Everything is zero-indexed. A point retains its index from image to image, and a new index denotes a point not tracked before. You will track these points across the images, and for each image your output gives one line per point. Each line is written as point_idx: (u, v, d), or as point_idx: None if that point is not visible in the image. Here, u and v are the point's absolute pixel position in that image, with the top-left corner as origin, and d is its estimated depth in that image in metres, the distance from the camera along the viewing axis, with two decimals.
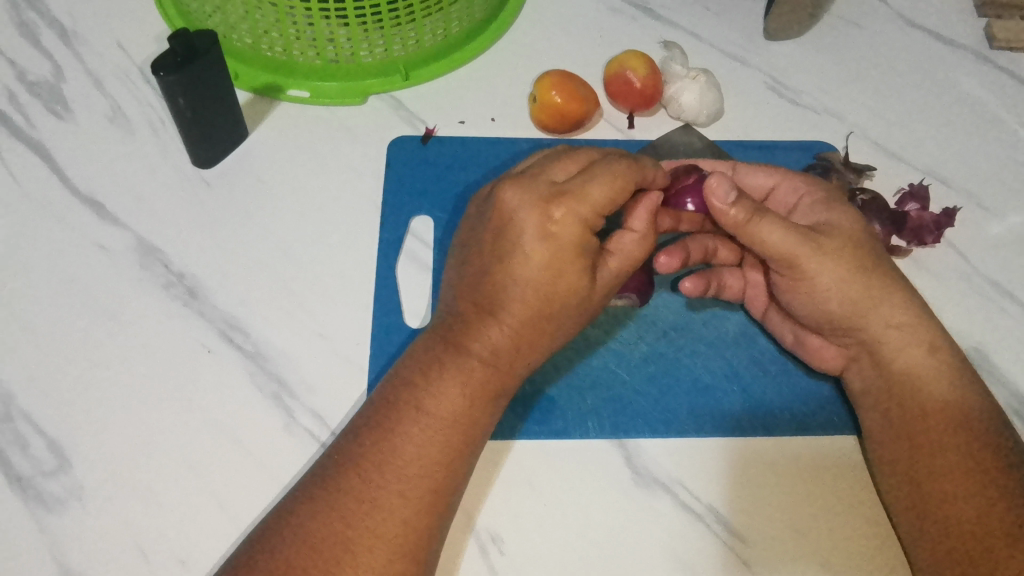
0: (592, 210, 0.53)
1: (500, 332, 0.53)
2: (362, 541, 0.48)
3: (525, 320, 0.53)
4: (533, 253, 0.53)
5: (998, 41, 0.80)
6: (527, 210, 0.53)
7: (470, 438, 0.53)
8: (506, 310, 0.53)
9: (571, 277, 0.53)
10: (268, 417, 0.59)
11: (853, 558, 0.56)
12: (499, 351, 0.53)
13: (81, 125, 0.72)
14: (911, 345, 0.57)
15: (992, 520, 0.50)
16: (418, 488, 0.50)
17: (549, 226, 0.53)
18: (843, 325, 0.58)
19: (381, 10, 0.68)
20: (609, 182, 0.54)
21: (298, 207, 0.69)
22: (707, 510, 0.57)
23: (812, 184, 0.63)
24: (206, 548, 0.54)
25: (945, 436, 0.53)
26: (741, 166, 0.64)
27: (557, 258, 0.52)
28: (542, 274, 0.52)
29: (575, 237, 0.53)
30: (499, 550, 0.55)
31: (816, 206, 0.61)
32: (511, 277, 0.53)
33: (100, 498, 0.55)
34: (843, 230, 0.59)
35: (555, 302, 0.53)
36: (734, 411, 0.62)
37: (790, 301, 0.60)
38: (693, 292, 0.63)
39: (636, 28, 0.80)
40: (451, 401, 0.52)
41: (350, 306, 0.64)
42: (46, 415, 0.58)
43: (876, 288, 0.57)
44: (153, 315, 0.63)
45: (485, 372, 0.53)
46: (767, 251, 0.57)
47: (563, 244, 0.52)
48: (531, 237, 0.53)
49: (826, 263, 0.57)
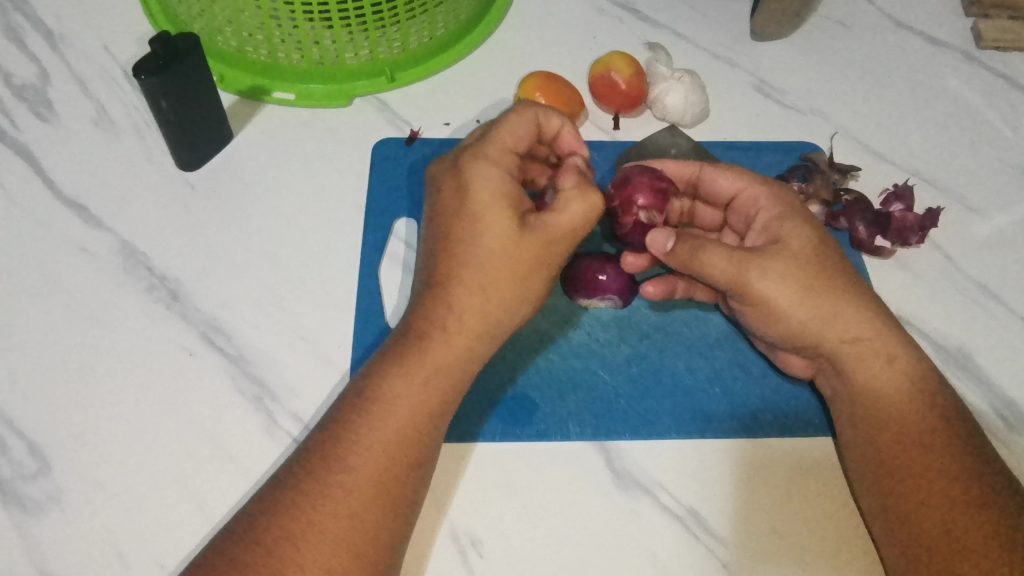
0: (495, 150, 0.58)
1: (439, 296, 0.56)
2: (303, 534, 0.48)
3: (468, 271, 0.55)
4: (451, 203, 0.57)
5: (986, 41, 0.79)
6: (444, 171, 0.59)
7: (428, 432, 0.53)
8: (450, 275, 0.56)
9: (492, 217, 0.55)
10: (246, 421, 0.59)
11: (836, 562, 0.55)
12: (441, 318, 0.55)
13: (66, 128, 0.72)
14: (869, 360, 0.56)
15: (968, 525, 0.49)
16: (360, 479, 0.50)
17: (461, 175, 0.57)
18: (802, 342, 0.58)
19: (365, 12, 0.68)
20: (510, 126, 0.58)
21: (281, 209, 0.69)
22: (687, 513, 0.57)
23: (774, 193, 0.61)
24: (184, 549, 0.55)
25: (924, 440, 0.53)
26: (708, 168, 0.62)
27: (472, 202, 0.56)
28: (466, 223, 0.56)
29: (483, 177, 0.56)
30: (478, 553, 0.55)
31: (774, 219, 0.60)
32: (444, 237, 0.57)
33: (79, 500, 0.56)
34: (792, 248, 0.57)
35: (480, 243, 0.55)
36: (717, 413, 0.61)
37: (746, 320, 0.60)
38: (656, 296, 0.62)
39: (622, 28, 0.80)
40: (406, 393, 0.53)
41: (331, 309, 0.64)
42: (28, 418, 0.59)
43: (832, 306, 0.57)
44: (135, 318, 0.63)
45: (437, 348, 0.54)
46: (713, 277, 0.57)
47: (473, 184, 0.56)
48: (449, 190, 0.58)
49: (774, 284, 0.56)
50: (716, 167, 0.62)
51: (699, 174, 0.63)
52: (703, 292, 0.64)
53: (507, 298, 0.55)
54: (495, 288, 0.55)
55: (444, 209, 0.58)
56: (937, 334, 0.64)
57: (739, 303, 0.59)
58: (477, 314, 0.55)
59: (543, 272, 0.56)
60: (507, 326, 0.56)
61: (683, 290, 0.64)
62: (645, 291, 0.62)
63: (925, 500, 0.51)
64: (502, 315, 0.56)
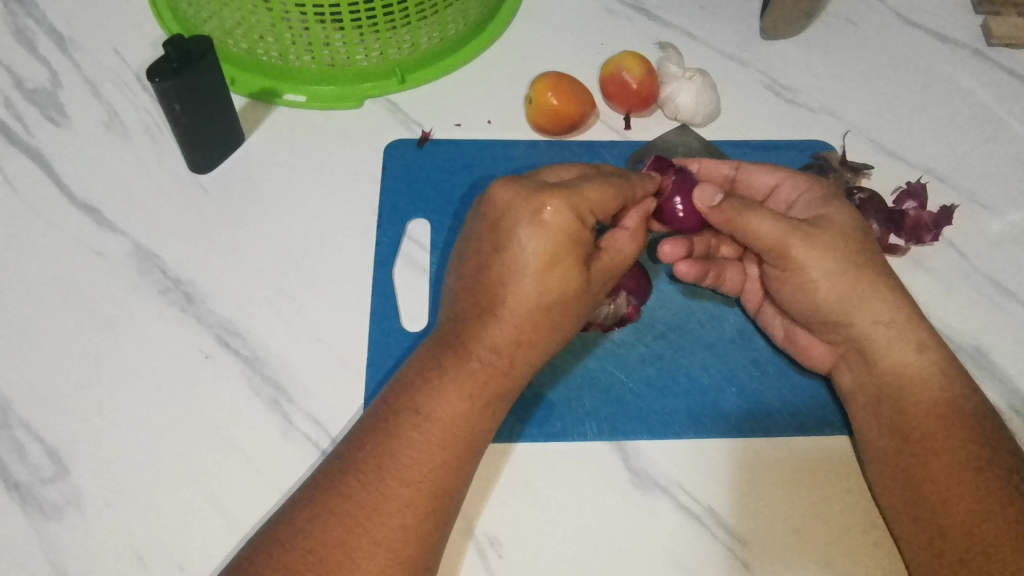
0: (586, 200, 0.54)
1: (500, 330, 0.54)
2: (355, 541, 0.49)
3: (524, 316, 0.54)
4: (531, 241, 0.53)
5: (995, 38, 0.79)
6: (522, 204, 0.53)
7: (472, 441, 0.53)
8: (504, 311, 0.54)
9: (566, 271, 0.53)
10: (263, 424, 0.59)
11: (854, 560, 0.55)
12: (502, 352, 0.54)
13: (78, 132, 0.72)
14: (898, 344, 0.56)
15: (987, 521, 0.49)
16: (400, 485, 0.51)
17: (543, 214, 0.53)
18: (829, 319, 0.58)
19: (376, 13, 0.68)
20: (602, 185, 0.55)
21: (295, 212, 0.69)
22: (706, 512, 0.57)
23: (814, 182, 0.63)
24: (205, 552, 0.55)
25: (945, 438, 0.53)
26: (744, 165, 0.65)
27: (548, 249, 0.53)
28: (526, 261, 0.53)
29: (567, 227, 0.53)
30: (498, 553, 0.55)
31: (817, 200, 0.61)
32: (514, 276, 0.53)
33: (97, 504, 0.56)
34: (838, 224, 0.59)
35: (542, 289, 0.53)
36: (733, 411, 0.61)
37: (782, 294, 0.60)
38: (689, 276, 0.62)
39: (631, 28, 0.80)
40: (452, 407, 0.53)
41: (346, 311, 0.64)
42: (45, 423, 0.59)
43: (866, 284, 0.57)
44: (151, 320, 0.63)
45: (495, 376, 0.54)
46: (758, 241, 0.58)
47: (561, 240, 0.53)
48: (526, 221, 0.53)
49: (817, 254, 0.57)
50: (753, 164, 0.64)
51: (737, 171, 0.65)
52: (733, 279, 0.64)
53: (555, 340, 0.56)
54: (543, 337, 0.55)
55: (513, 240, 0.53)
56: (951, 331, 0.64)
57: (775, 270, 0.59)
58: (529, 353, 0.55)
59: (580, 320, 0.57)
60: (550, 348, 0.56)
61: (715, 277, 0.64)
62: (678, 271, 0.61)
63: (944, 500, 0.51)
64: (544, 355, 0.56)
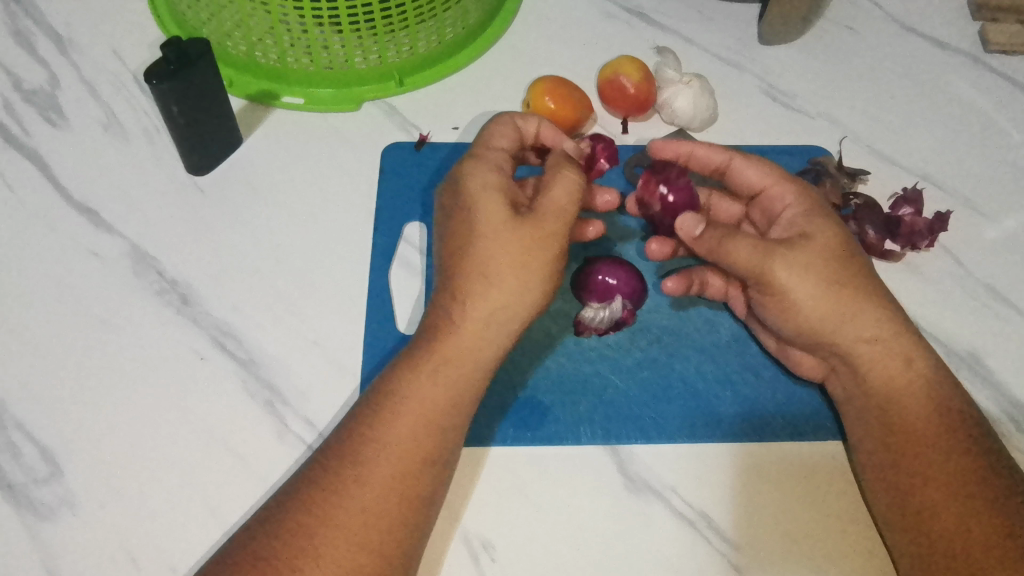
0: (485, 151, 0.59)
1: (448, 297, 0.55)
2: (352, 547, 0.49)
3: (470, 265, 0.54)
4: (453, 203, 0.57)
5: (993, 45, 0.79)
6: (445, 184, 0.60)
7: (445, 428, 0.53)
8: (460, 277, 0.55)
9: (487, 204, 0.55)
10: (257, 424, 0.59)
11: (847, 564, 0.55)
12: (459, 316, 0.54)
13: (76, 133, 0.72)
14: (887, 360, 0.56)
15: (977, 530, 0.49)
16: (394, 486, 0.51)
17: (454, 179, 0.58)
18: (815, 339, 0.57)
19: (374, 16, 0.68)
20: (492, 130, 0.60)
21: (292, 213, 0.69)
22: (700, 517, 0.57)
23: (800, 191, 0.61)
24: (199, 555, 0.55)
25: (939, 445, 0.53)
26: (737, 159, 0.63)
27: (465, 195, 0.56)
28: (459, 220, 0.56)
29: (473, 171, 0.57)
30: (491, 557, 0.55)
31: (800, 215, 0.60)
32: (455, 243, 0.56)
33: (90, 505, 0.56)
34: (819, 244, 0.57)
35: (477, 231, 0.55)
36: (728, 415, 0.61)
37: (765, 315, 0.59)
38: (676, 292, 0.62)
39: (630, 33, 0.80)
40: (425, 392, 0.53)
41: (342, 313, 0.64)
42: (40, 423, 0.59)
43: (850, 304, 0.56)
44: (147, 320, 0.63)
45: (460, 347, 0.54)
46: (738, 267, 0.57)
47: (467, 179, 0.56)
48: (449, 194, 0.58)
49: (798, 278, 0.55)
50: (746, 159, 0.62)
51: (730, 163, 0.63)
52: (716, 285, 0.64)
53: (508, 274, 0.54)
54: (499, 271, 0.54)
55: (447, 214, 0.58)
56: (947, 337, 0.64)
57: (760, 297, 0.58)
58: (482, 305, 0.54)
59: (547, 244, 0.54)
60: (500, 299, 0.54)
61: (697, 287, 0.64)
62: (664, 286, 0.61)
63: (938, 507, 0.51)
64: (513, 302, 0.54)
